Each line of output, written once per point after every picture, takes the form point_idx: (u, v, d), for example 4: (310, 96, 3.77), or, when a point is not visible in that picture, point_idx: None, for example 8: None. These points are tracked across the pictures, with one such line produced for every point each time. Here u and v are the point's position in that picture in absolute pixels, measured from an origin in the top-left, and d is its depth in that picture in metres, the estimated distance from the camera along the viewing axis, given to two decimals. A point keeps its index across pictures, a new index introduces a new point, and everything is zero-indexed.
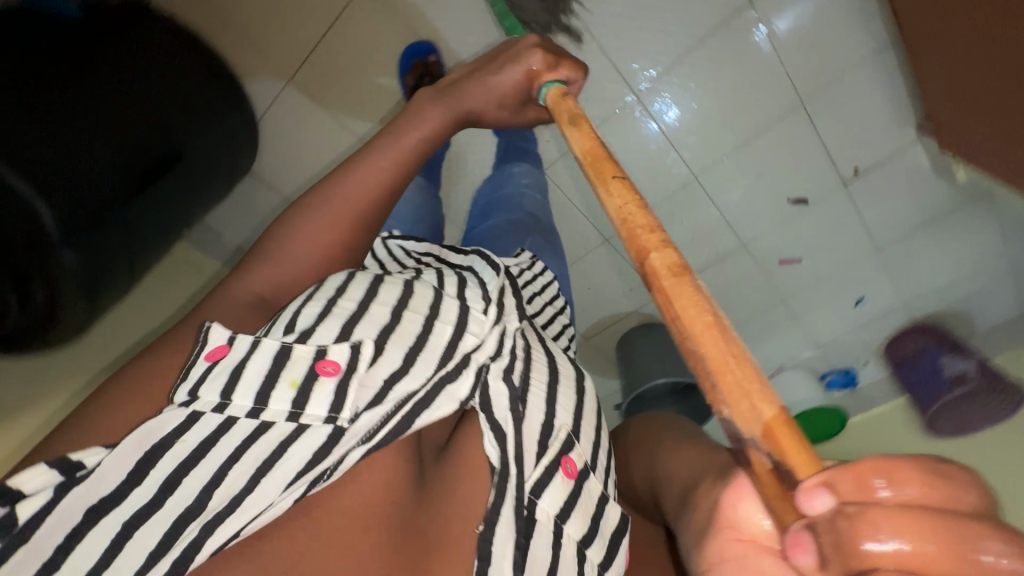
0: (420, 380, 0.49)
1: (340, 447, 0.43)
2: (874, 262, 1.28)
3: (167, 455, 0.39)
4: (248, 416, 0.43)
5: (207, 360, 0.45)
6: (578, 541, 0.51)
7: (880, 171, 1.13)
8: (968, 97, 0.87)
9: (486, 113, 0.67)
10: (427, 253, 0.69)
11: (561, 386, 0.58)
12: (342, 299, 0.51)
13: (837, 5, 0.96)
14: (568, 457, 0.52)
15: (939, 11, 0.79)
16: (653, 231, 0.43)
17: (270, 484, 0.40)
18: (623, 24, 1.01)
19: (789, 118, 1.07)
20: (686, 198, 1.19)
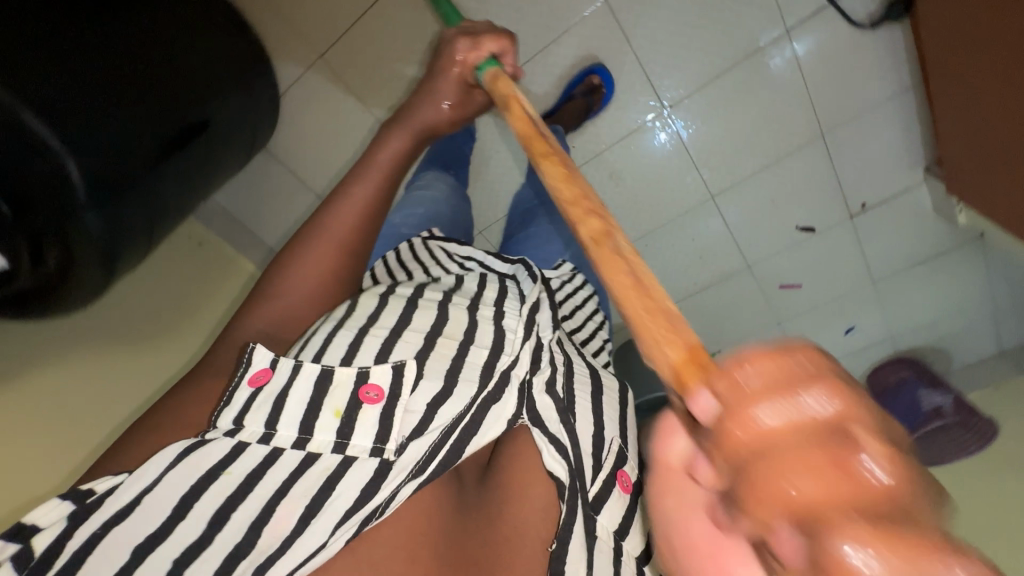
0: (464, 402, 0.49)
1: (389, 481, 0.44)
2: (872, 296, 1.28)
3: (212, 488, 0.41)
4: (293, 447, 0.44)
5: (250, 387, 0.47)
6: (637, 559, 0.55)
7: (885, 209, 1.17)
8: (976, 143, 0.90)
9: (441, 124, 0.64)
10: (470, 257, 0.72)
11: (605, 396, 0.60)
12: (374, 327, 0.53)
13: (869, 41, 0.98)
14: (624, 472, 0.56)
15: (952, 64, 0.84)
16: (580, 202, 0.40)
17: (320, 525, 0.41)
18: (663, 34, 1.02)
19: (807, 147, 1.09)
20: (697, 215, 1.19)
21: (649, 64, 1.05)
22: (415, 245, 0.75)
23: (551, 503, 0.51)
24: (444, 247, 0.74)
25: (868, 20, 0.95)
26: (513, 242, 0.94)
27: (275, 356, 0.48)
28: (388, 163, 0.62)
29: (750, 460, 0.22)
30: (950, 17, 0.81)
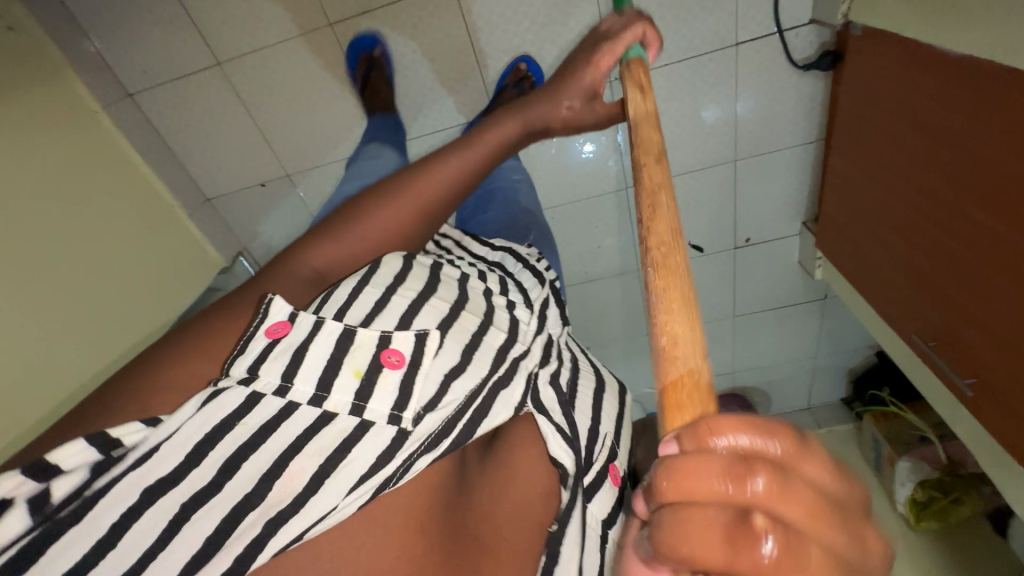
0: (475, 380, 0.54)
1: (403, 451, 0.45)
2: (728, 326, 1.44)
3: (228, 436, 0.41)
4: (310, 402, 0.45)
5: (267, 337, 0.47)
6: (619, 544, 0.65)
7: (763, 249, 1.28)
8: (859, 209, 0.98)
9: (559, 119, 0.69)
10: (450, 237, 0.82)
11: (604, 394, 0.72)
12: (403, 286, 0.56)
13: (797, 88, 1.03)
14: (614, 466, 0.66)
15: (857, 127, 0.94)
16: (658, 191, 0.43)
17: (333, 487, 0.42)
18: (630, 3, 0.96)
19: (721, 168, 1.14)
20: (611, 206, 1.24)
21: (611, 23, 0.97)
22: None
23: (547, 494, 0.57)
24: None
25: (804, 60, 1.00)
26: (471, 222, 1.01)
27: (295, 312, 0.49)
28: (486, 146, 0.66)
29: (725, 519, 0.21)
30: (866, 77, 0.88)
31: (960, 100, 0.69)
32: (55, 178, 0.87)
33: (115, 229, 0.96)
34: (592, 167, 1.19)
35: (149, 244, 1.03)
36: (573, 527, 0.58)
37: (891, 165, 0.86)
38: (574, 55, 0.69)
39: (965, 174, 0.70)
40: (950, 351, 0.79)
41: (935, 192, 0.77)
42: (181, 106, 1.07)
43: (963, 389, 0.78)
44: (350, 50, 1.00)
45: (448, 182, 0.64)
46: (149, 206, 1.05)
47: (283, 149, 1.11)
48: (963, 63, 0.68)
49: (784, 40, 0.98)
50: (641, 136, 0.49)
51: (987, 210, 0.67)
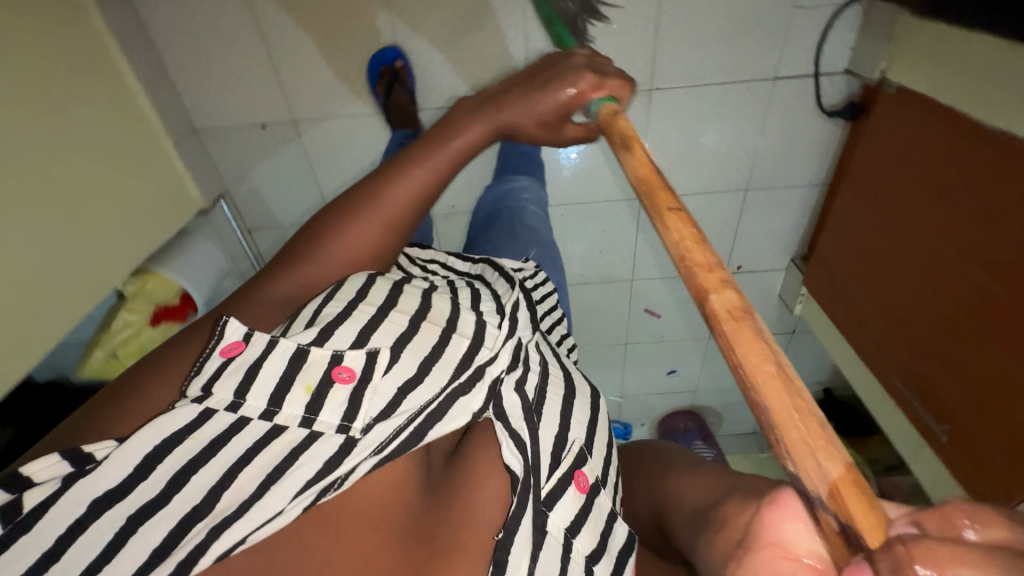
0: (433, 390, 0.55)
1: (351, 458, 0.49)
2: (702, 345, 1.50)
3: (176, 449, 0.46)
4: (261, 416, 0.49)
5: (221, 356, 0.51)
6: (586, 558, 0.56)
7: (750, 278, 1.34)
8: (852, 263, 1.06)
9: (526, 127, 0.65)
10: (433, 260, 0.81)
11: (576, 403, 0.65)
12: (363, 303, 0.57)
13: (816, 132, 1.08)
14: (581, 472, 0.59)
15: (867, 184, 1.00)
16: (711, 270, 0.42)
17: (280, 492, 0.46)
18: (687, 18, 0.95)
19: (729, 196, 1.18)
20: (620, 213, 1.24)
21: (662, 36, 0.96)
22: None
23: (501, 496, 0.54)
24: (408, 252, 0.82)
25: (830, 106, 1.04)
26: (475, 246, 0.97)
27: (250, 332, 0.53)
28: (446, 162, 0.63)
29: None
30: (885, 134, 0.95)
31: (981, 164, 0.75)
32: (36, 78, 0.75)
33: (90, 146, 0.84)
34: (611, 172, 1.17)
35: (130, 183, 0.91)
36: (524, 532, 0.51)
37: (897, 222, 0.92)
38: (538, 72, 0.66)
39: (965, 238, 0.78)
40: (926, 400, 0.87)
41: (934, 252, 0.84)
42: (180, 23, 0.95)
43: (937, 435, 0.85)
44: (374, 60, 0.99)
45: (416, 190, 0.62)
46: (148, 150, 0.95)
47: (294, 91, 1.02)
48: (988, 133, 0.74)
49: (818, 84, 1.01)
50: (672, 228, 0.47)
51: (982, 270, 0.75)
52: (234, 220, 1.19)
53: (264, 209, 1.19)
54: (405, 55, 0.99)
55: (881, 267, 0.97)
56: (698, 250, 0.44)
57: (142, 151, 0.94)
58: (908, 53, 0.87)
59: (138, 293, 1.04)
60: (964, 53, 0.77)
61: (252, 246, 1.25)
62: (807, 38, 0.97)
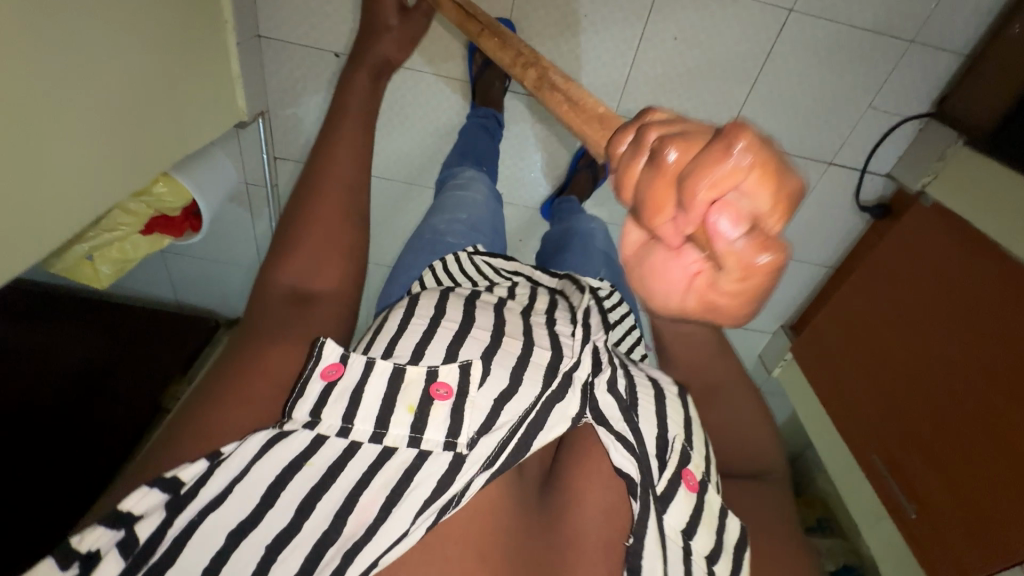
0: (528, 401, 0.54)
1: (464, 474, 0.49)
2: None
3: (297, 477, 0.47)
4: (371, 441, 0.50)
5: (323, 379, 0.50)
6: (705, 556, 0.53)
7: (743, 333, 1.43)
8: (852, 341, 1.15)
9: (389, 53, 0.74)
10: (518, 272, 0.75)
11: (669, 399, 0.60)
12: (446, 318, 0.59)
13: (845, 220, 1.19)
14: (688, 470, 0.55)
15: (876, 278, 1.11)
16: (522, 64, 0.55)
17: (401, 514, 0.46)
18: (779, 88, 1.01)
19: None
20: None
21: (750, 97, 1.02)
22: (461, 259, 0.75)
23: (615, 504, 0.53)
24: (489, 262, 0.76)
25: (864, 201, 1.15)
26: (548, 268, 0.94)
27: (346, 352, 0.52)
28: (354, 103, 0.64)
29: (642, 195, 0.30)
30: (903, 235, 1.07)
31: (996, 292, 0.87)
32: None
33: (166, 26, 0.74)
34: None
35: (186, 79, 0.81)
36: (652, 534, 0.51)
37: (903, 318, 1.03)
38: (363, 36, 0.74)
39: (972, 350, 0.89)
40: (902, 481, 0.98)
41: (936, 351, 0.95)
42: None
43: (907, 511, 0.97)
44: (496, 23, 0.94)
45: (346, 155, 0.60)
46: (209, 58, 0.85)
47: None
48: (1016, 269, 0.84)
49: (861, 179, 1.12)
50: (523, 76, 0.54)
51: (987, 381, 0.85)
52: (264, 144, 1.08)
53: (300, 141, 1.09)
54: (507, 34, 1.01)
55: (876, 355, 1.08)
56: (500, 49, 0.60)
57: (203, 57, 0.84)
58: (950, 176, 0.98)
59: (145, 194, 0.90)
60: (999, 194, 0.89)
61: (272, 175, 1.13)
62: (867, 138, 1.07)
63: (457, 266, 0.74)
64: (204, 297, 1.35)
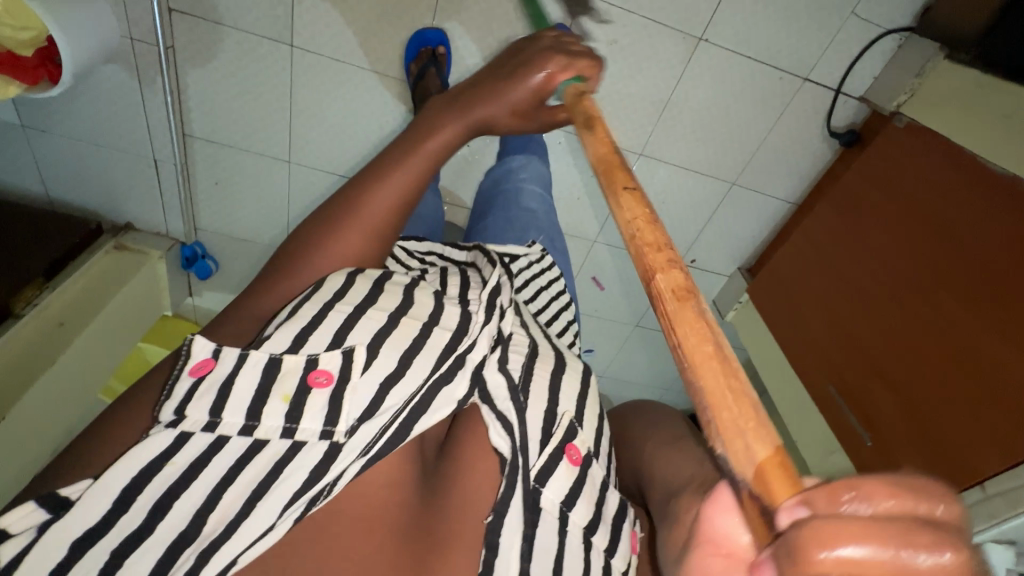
0: (417, 381, 0.46)
1: (339, 462, 0.41)
2: (626, 333, 1.49)
3: (156, 478, 0.38)
4: (240, 433, 0.41)
5: (190, 376, 0.42)
6: (583, 529, 0.49)
7: (700, 276, 1.34)
8: (825, 279, 1.05)
9: (499, 119, 0.53)
10: (430, 251, 0.65)
11: (566, 374, 0.55)
12: (337, 303, 0.46)
13: (810, 144, 1.12)
14: (571, 445, 0.50)
15: (852, 214, 1.03)
16: (652, 225, 0.38)
17: (267, 507, 0.39)
18: None
19: (718, 182, 1.17)
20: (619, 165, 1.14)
21: None
22: None
23: (494, 480, 0.47)
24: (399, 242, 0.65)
25: (834, 127, 1.09)
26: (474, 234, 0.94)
27: (220, 346, 0.43)
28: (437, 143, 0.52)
29: None
30: (879, 162, 1.00)
31: (1002, 224, 0.77)
32: None
33: None
34: (626, 121, 1.08)
35: None
36: (517, 505, 0.45)
37: (885, 264, 0.94)
38: (541, 41, 0.55)
39: (970, 308, 0.79)
40: (860, 414, 0.93)
41: (929, 298, 0.85)
42: None
43: (863, 438, 0.92)
44: (412, 42, 0.97)
45: (405, 195, 0.51)
46: None
47: None
48: None
49: (834, 101, 1.06)
50: (623, 205, 0.41)
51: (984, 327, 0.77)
52: None
53: None
54: (445, 43, 0.96)
55: (846, 304, 0.99)
56: (636, 214, 0.39)
57: None
58: (929, 90, 0.94)
59: None
60: (970, 95, 0.87)
61: (166, 33, 0.92)
62: (848, 51, 1.00)
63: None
64: (78, 193, 1.11)
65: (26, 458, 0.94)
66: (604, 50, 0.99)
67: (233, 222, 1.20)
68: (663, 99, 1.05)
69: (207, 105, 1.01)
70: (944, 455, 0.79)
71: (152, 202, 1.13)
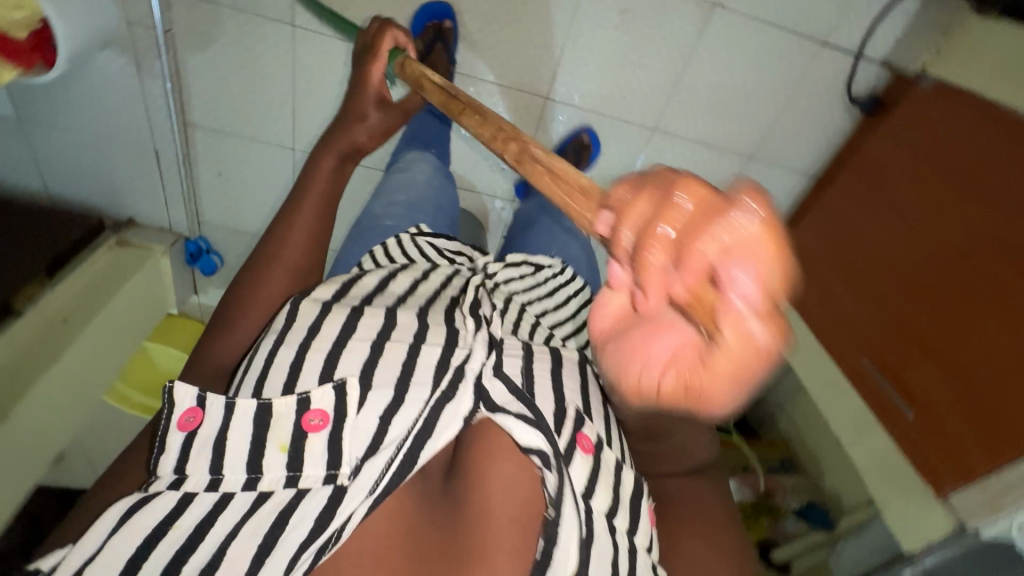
0: (417, 407, 0.52)
1: (346, 506, 0.46)
2: None
3: (162, 543, 0.43)
4: (244, 487, 0.47)
5: (181, 430, 0.48)
6: (604, 513, 0.52)
7: None
8: (848, 248, 1.03)
9: (366, 139, 0.74)
10: (461, 252, 0.83)
11: (563, 368, 0.62)
12: (316, 342, 0.55)
13: (829, 113, 1.08)
14: (582, 434, 0.54)
15: (870, 181, 1.01)
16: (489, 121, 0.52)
17: (275, 564, 0.42)
18: None
19: (733, 156, 1.14)
20: (632, 142, 1.11)
21: None
22: (404, 240, 0.80)
23: (536, 483, 0.48)
24: (433, 241, 0.82)
25: (855, 95, 1.05)
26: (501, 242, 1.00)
27: (201, 394, 0.50)
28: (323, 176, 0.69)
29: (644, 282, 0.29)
30: (899, 127, 0.97)
31: (966, 139, 0.85)
32: None
33: None
34: (638, 94, 1.05)
35: None
36: (569, 503, 0.47)
37: (887, 214, 0.96)
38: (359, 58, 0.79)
39: (949, 225, 0.85)
40: (893, 380, 0.90)
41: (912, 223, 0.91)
42: None
43: (902, 411, 0.88)
44: (419, 15, 0.93)
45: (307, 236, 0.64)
46: None
47: None
48: (1002, 112, 0.81)
49: (854, 67, 1.02)
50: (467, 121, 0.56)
51: (979, 246, 0.80)
52: None
53: None
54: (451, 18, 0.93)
55: (868, 269, 0.98)
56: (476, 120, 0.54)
57: None
58: (955, 50, 0.91)
59: None
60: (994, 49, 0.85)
61: (165, 16, 0.89)
62: (869, 13, 0.96)
63: (401, 248, 0.79)
64: (78, 189, 1.08)
65: (34, 459, 0.92)
66: (615, 21, 0.96)
67: (238, 214, 1.17)
68: (677, 70, 1.02)
69: (207, 92, 0.98)
70: (990, 427, 0.75)
71: (153, 195, 1.10)
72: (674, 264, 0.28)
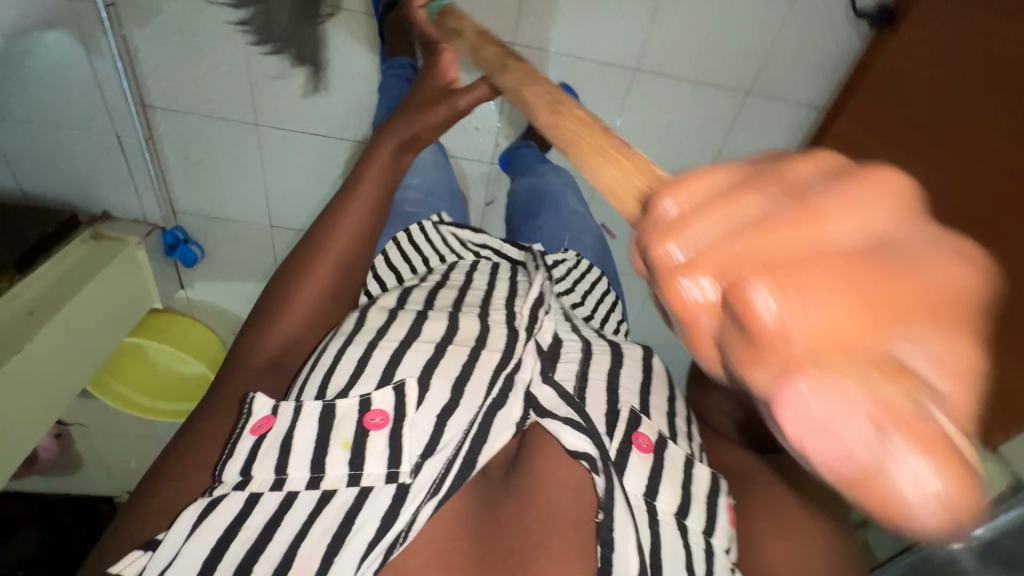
0: (472, 412, 0.52)
1: (407, 506, 0.46)
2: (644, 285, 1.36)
3: (230, 548, 0.43)
4: (305, 487, 0.47)
5: (253, 434, 0.49)
6: (675, 514, 0.50)
7: None
8: None
9: None
10: (485, 245, 0.80)
11: (626, 365, 0.60)
12: (382, 340, 0.56)
13: (832, 32, 0.96)
14: (640, 433, 0.53)
15: (892, 108, 0.90)
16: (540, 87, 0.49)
17: (344, 561, 0.43)
18: None
19: (727, 91, 1.03)
20: (616, 85, 1.02)
21: None
22: (427, 228, 0.82)
23: (585, 481, 0.48)
24: (455, 233, 0.82)
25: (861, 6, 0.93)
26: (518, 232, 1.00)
27: (277, 404, 0.50)
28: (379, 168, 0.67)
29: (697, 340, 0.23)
30: (918, 40, 0.86)
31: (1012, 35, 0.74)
32: None
33: None
34: (615, 29, 0.95)
35: None
36: (620, 504, 0.46)
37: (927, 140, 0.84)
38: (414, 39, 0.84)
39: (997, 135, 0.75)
40: None
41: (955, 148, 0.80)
42: None
43: None
44: None
45: (364, 223, 0.61)
46: None
47: None
48: None
49: None
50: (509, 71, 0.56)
51: None
52: None
53: None
54: None
55: None
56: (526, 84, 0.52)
57: None
58: None
59: None
60: None
61: None
62: None
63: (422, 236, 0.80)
64: (49, 182, 1.07)
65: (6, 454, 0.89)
66: None
67: (211, 199, 1.13)
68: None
69: (158, 67, 0.95)
70: None
71: (121, 182, 1.08)
72: (709, 307, 0.22)
